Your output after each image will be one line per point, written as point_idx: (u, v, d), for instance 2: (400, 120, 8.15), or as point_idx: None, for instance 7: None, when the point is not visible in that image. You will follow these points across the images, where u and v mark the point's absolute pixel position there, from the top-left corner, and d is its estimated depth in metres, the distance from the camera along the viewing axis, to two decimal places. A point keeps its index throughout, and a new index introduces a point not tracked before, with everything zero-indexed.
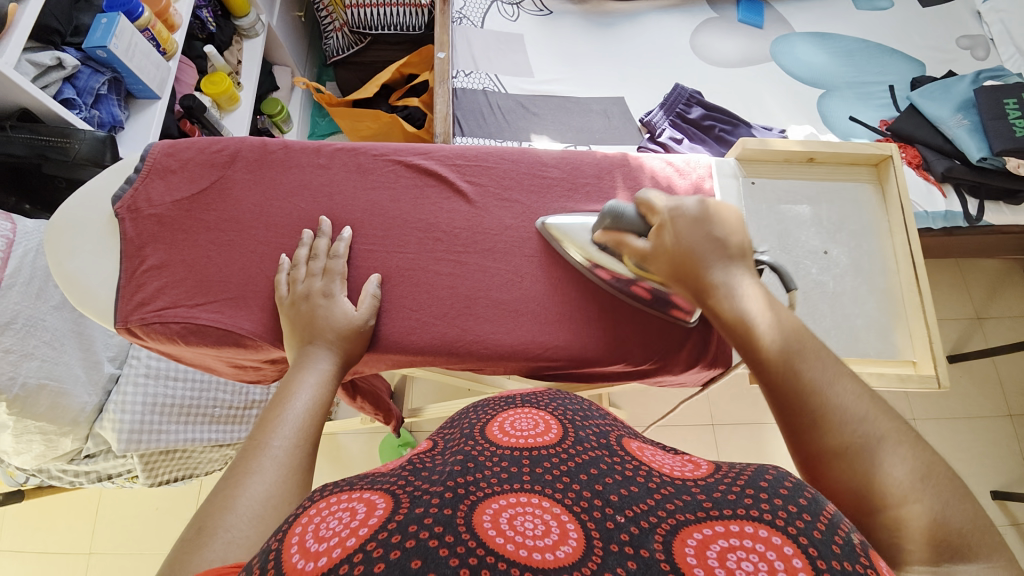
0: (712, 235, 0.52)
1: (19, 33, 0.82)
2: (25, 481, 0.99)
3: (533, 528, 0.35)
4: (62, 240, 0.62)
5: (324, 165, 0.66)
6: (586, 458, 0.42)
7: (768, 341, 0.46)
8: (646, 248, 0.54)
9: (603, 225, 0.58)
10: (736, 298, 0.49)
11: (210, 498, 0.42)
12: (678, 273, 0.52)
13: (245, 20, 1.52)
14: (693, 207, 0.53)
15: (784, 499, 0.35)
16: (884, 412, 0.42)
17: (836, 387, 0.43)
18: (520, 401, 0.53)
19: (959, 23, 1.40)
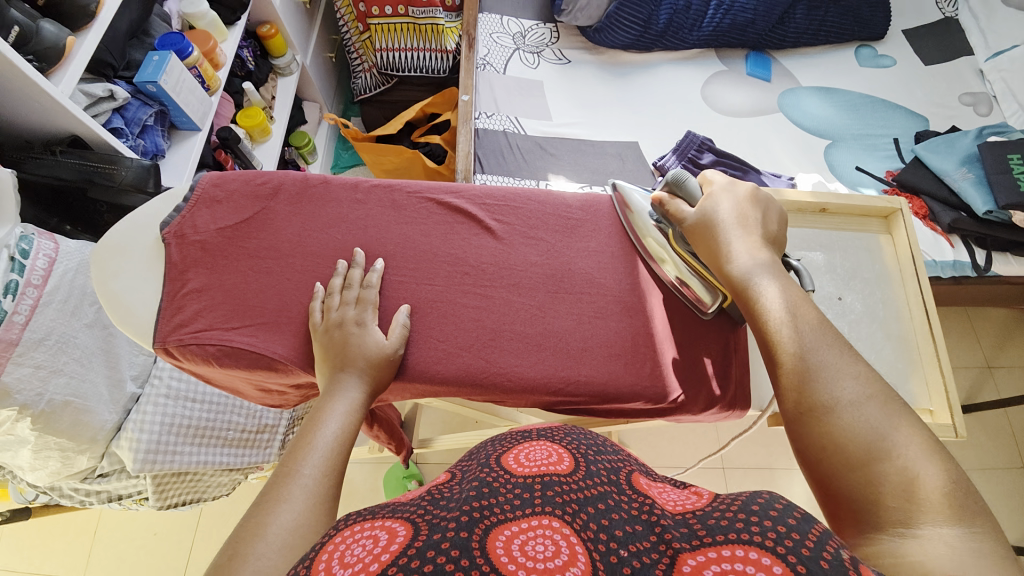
0: (750, 216, 0.60)
1: (75, 66, 0.86)
2: (33, 499, 0.98)
3: (543, 551, 0.37)
4: (109, 261, 0.65)
5: (361, 200, 0.70)
6: (595, 492, 0.44)
7: (780, 307, 0.53)
8: (690, 216, 0.63)
9: (661, 192, 0.66)
10: (760, 264, 0.56)
11: (242, 525, 0.43)
12: (713, 242, 0.60)
13: (282, 59, 1.62)
14: (741, 194, 0.62)
15: (774, 520, 0.37)
16: (867, 382, 0.47)
17: (828, 355, 0.49)
18: (536, 435, 0.54)
19: (961, 81, 1.46)
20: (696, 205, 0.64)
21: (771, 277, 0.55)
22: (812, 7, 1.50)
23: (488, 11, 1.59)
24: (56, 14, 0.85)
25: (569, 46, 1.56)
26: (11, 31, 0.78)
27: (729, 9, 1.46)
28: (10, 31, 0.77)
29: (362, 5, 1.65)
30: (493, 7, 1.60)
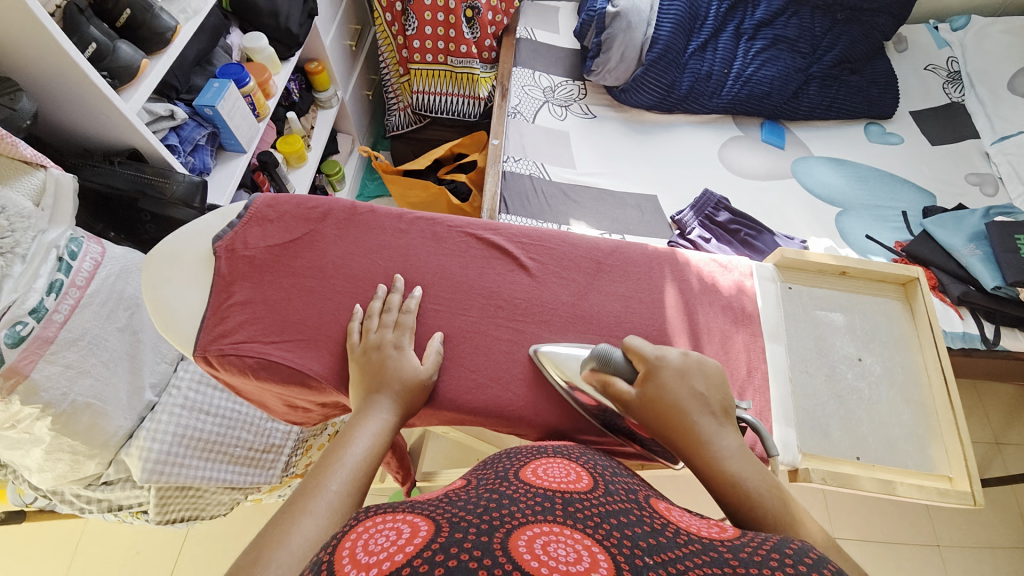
0: (701, 392, 0.56)
1: (146, 84, 0.91)
2: (30, 503, 0.97)
3: (565, 554, 0.36)
4: (160, 269, 0.68)
5: (404, 230, 0.74)
6: (615, 507, 0.45)
7: (756, 502, 0.50)
8: (635, 396, 0.56)
9: (590, 368, 0.59)
10: (728, 456, 0.52)
11: (268, 528, 0.44)
12: (670, 427, 0.54)
13: (324, 94, 1.72)
14: (676, 359, 0.58)
15: (809, 566, 0.37)
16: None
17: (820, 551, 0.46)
18: (552, 451, 0.56)
19: (968, 161, 1.54)
20: (633, 374, 0.58)
21: (735, 461, 0.52)
22: (824, 85, 1.60)
23: (522, 66, 1.70)
24: (132, 34, 0.90)
25: (595, 103, 1.66)
26: (89, 46, 0.82)
27: (747, 81, 1.56)
28: (87, 45, 0.82)
29: (405, 51, 1.77)
30: (527, 63, 1.71)
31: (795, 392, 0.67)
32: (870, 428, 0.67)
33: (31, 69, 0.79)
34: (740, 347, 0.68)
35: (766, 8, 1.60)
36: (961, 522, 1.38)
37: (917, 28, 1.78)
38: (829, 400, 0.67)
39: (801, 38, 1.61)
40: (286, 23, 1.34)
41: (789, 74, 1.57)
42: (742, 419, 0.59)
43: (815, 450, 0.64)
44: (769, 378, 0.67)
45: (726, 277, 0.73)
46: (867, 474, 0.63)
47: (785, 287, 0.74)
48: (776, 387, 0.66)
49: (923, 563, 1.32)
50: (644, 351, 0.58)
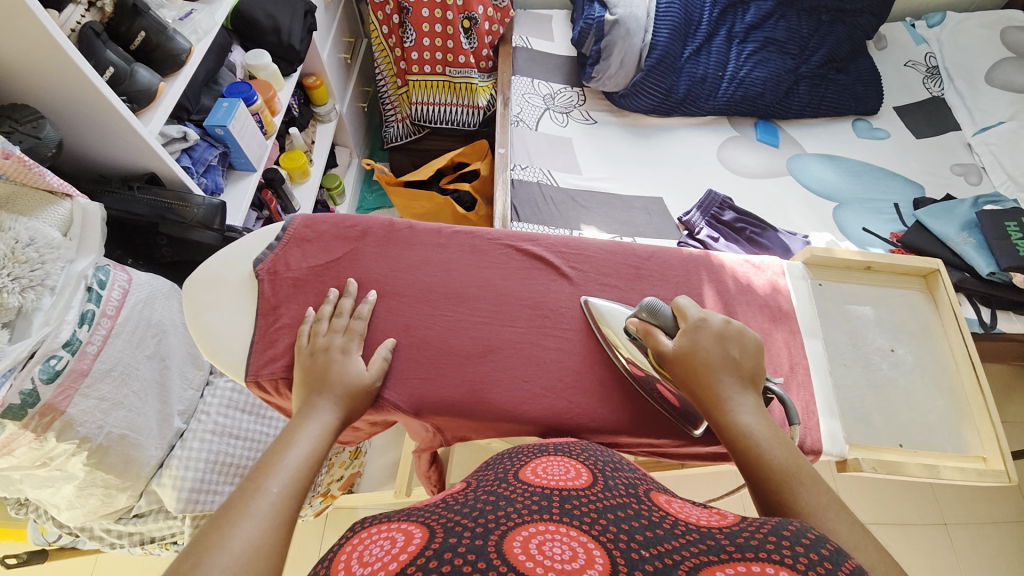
0: (731, 354, 0.58)
1: (164, 108, 0.90)
2: (53, 540, 0.95)
3: (561, 552, 0.38)
4: (202, 294, 0.67)
5: (443, 244, 0.74)
6: (614, 502, 0.46)
7: (767, 456, 0.51)
8: (671, 346, 0.60)
9: (637, 317, 0.64)
10: (743, 412, 0.54)
11: (203, 532, 0.43)
12: (693, 380, 0.57)
13: (323, 108, 1.71)
14: (718, 323, 0.60)
15: (807, 547, 0.37)
16: (874, 543, 0.45)
17: (826, 510, 0.47)
18: (552, 450, 0.58)
19: (952, 153, 1.60)
20: (675, 331, 0.61)
21: (749, 414, 0.54)
22: (814, 84, 1.66)
23: (520, 74, 1.72)
24: (145, 57, 0.88)
25: (595, 108, 1.68)
26: (106, 71, 0.80)
27: (741, 83, 1.61)
28: (105, 70, 0.80)
29: (403, 63, 1.77)
30: (525, 70, 1.73)
31: (834, 384, 0.71)
32: (907, 416, 0.71)
33: (49, 95, 0.77)
34: (781, 343, 0.71)
35: (755, 12, 1.66)
36: (962, 497, 1.45)
37: (895, 27, 1.85)
38: (866, 392, 0.71)
39: (790, 39, 1.66)
40: (289, 39, 1.32)
41: (781, 75, 1.62)
42: (770, 389, 0.61)
43: (860, 440, 0.68)
44: (810, 372, 0.70)
45: (760, 277, 0.76)
46: (912, 460, 0.67)
47: (816, 284, 0.78)
48: (820, 383, 0.69)
49: (935, 542, 1.37)
50: (690, 310, 0.62)
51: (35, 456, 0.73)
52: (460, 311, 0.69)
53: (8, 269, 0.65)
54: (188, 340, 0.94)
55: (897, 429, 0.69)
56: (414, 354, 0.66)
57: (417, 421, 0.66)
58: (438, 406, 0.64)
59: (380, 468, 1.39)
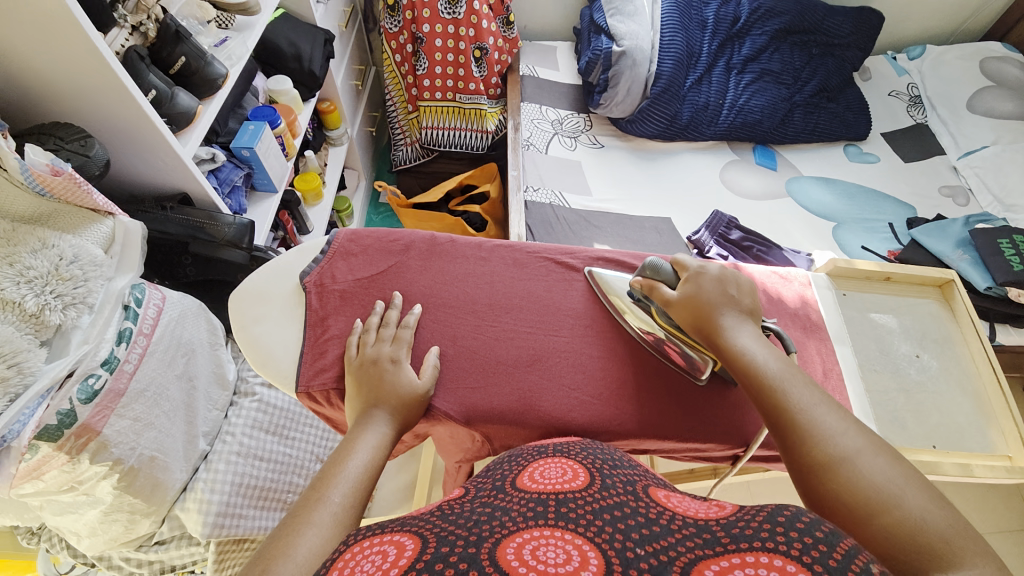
0: (730, 294, 0.65)
1: (201, 129, 0.91)
2: (63, 572, 1.01)
3: (555, 556, 0.37)
4: (250, 307, 0.71)
5: (485, 257, 0.78)
6: (610, 502, 0.45)
7: (764, 368, 0.57)
8: (672, 295, 0.66)
9: (640, 276, 0.71)
10: (742, 337, 0.60)
11: (268, 544, 0.45)
12: (696, 317, 0.64)
13: (336, 132, 1.73)
14: (716, 269, 0.67)
15: (800, 532, 0.37)
16: (858, 428, 0.52)
17: (818, 407, 0.54)
18: (552, 451, 0.57)
19: (940, 175, 1.68)
20: (677, 283, 0.68)
21: (750, 336, 0.61)
22: (808, 112, 1.74)
23: (529, 101, 1.78)
24: (183, 81, 0.91)
25: (601, 133, 1.74)
26: (149, 93, 0.81)
27: (740, 110, 1.69)
28: (147, 92, 0.81)
29: (414, 89, 1.83)
30: (534, 97, 1.79)
31: (867, 390, 0.74)
32: (940, 420, 0.75)
33: (95, 119, 0.80)
34: (814, 352, 0.74)
35: (751, 45, 1.75)
36: (980, 509, 1.43)
37: (879, 59, 1.97)
38: (898, 396, 0.76)
39: (784, 71, 1.76)
40: (310, 66, 1.35)
41: (777, 104, 1.71)
42: (766, 329, 0.66)
43: (897, 442, 0.72)
44: (843, 378, 0.73)
45: (790, 288, 0.79)
46: (946, 459, 0.72)
47: (840, 294, 0.82)
48: (852, 385, 0.72)
49: None
50: (689, 263, 0.69)
51: (64, 480, 0.71)
52: (505, 322, 0.72)
53: (52, 286, 0.64)
54: (214, 359, 0.93)
55: (930, 432, 0.74)
56: (462, 363, 0.69)
57: (465, 430, 0.67)
58: (489, 415, 0.66)
59: (392, 491, 1.33)
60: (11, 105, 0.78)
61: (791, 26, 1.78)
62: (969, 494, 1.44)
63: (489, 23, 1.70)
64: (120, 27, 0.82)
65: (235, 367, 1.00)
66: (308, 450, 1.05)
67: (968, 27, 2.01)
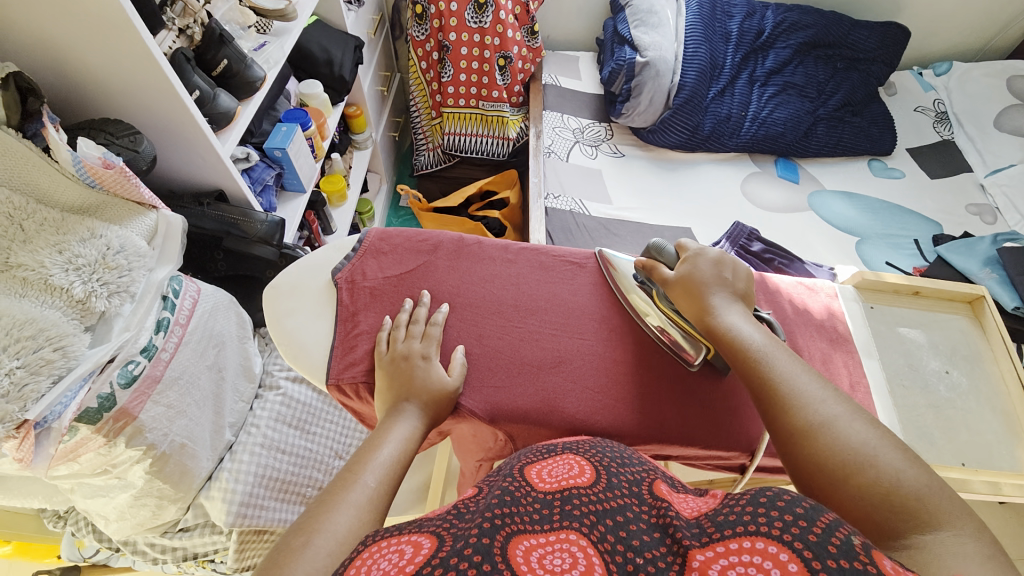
0: (725, 277, 0.68)
1: (239, 128, 0.95)
2: (87, 556, 1.04)
3: (561, 564, 0.37)
4: (284, 301, 0.73)
5: (512, 259, 0.79)
6: (615, 503, 0.44)
7: (749, 342, 0.59)
8: (672, 274, 0.70)
9: (644, 257, 0.75)
10: (731, 315, 0.62)
11: (302, 518, 0.47)
12: (693, 296, 0.66)
13: (361, 135, 1.76)
14: (714, 253, 0.70)
15: (781, 510, 0.37)
16: (839, 398, 0.53)
17: (798, 377, 0.55)
18: (560, 449, 0.55)
19: (967, 193, 1.65)
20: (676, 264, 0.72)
21: (739, 314, 0.63)
22: (832, 126, 1.73)
23: (551, 109, 1.80)
24: (224, 82, 0.94)
25: (622, 142, 1.76)
26: (193, 93, 0.85)
27: (763, 123, 1.69)
28: (192, 92, 0.84)
29: (438, 96, 1.86)
30: (556, 106, 1.81)
31: (894, 404, 0.74)
32: (968, 437, 0.75)
33: (143, 117, 0.83)
34: (840, 364, 0.73)
35: (775, 58, 1.76)
36: (1004, 535, 1.38)
37: (905, 75, 1.96)
38: (927, 411, 0.75)
39: (808, 84, 1.76)
40: (340, 71, 1.39)
41: (800, 117, 1.70)
42: (760, 317, 0.67)
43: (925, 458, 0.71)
44: (870, 392, 0.72)
45: (816, 299, 0.80)
46: (974, 477, 0.71)
47: (867, 306, 0.82)
48: (879, 399, 0.72)
49: None
50: (690, 245, 0.73)
51: (99, 463, 0.74)
52: (530, 324, 0.73)
53: (99, 274, 0.67)
54: (242, 352, 0.96)
55: (958, 449, 0.73)
56: (488, 362, 0.70)
57: (489, 429, 0.68)
58: (514, 414, 0.67)
59: (407, 492, 1.32)
60: (66, 103, 0.82)
61: (816, 40, 1.78)
62: (994, 517, 1.40)
63: (514, 32, 1.73)
64: (168, 29, 0.85)
65: (261, 361, 1.03)
66: (328, 445, 1.06)
67: (997, 44, 1.99)
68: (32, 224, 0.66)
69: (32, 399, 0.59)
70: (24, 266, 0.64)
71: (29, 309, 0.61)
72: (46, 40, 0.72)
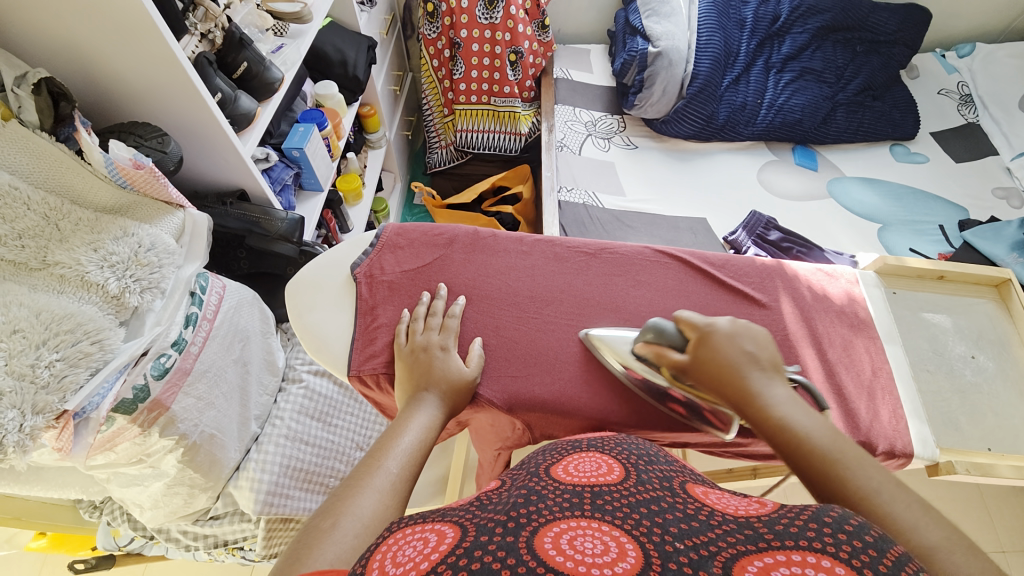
0: (751, 352, 0.61)
1: (259, 128, 0.97)
2: (123, 544, 1.09)
3: (593, 547, 0.36)
4: (306, 296, 0.75)
5: (526, 251, 0.80)
6: (648, 496, 0.44)
7: (813, 443, 0.52)
8: (685, 358, 0.61)
9: (644, 340, 0.66)
10: (780, 405, 0.56)
11: (328, 502, 0.48)
12: (722, 385, 0.59)
13: (375, 135, 1.79)
14: (725, 326, 0.63)
15: (850, 536, 0.35)
16: (939, 522, 0.45)
17: (882, 492, 0.47)
18: (586, 446, 0.56)
19: (995, 176, 1.60)
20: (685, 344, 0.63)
21: (785, 405, 0.56)
22: (852, 111, 1.69)
23: (562, 103, 1.80)
24: (244, 84, 0.97)
25: (635, 134, 1.74)
26: (215, 95, 0.87)
27: (780, 110, 1.66)
28: (214, 95, 0.87)
29: (450, 93, 1.87)
30: (567, 99, 1.81)
31: (918, 389, 0.73)
32: (997, 423, 0.73)
33: (169, 121, 0.86)
34: (862, 350, 0.73)
35: (791, 43, 1.72)
36: None
37: (927, 57, 1.90)
38: (953, 396, 0.74)
39: (826, 69, 1.72)
40: (354, 71, 1.41)
41: (818, 103, 1.67)
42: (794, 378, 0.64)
43: (951, 444, 0.70)
44: (894, 377, 0.71)
45: (835, 285, 0.79)
46: (1002, 463, 0.70)
47: (889, 292, 0.81)
48: (902, 385, 0.71)
49: None
50: (692, 319, 0.64)
51: (134, 452, 0.77)
52: (546, 314, 0.74)
53: (132, 271, 0.71)
54: (266, 347, 0.99)
55: (987, 435, 0.71)
56: (505, 353, 0.71)
57: (507, 418, 0.69)
58: (531, 403, 0.68)
59: (426, 484, 1.32)
60: (97, 109, 0.86)
61: (834, 24, 1.74)
62: None
63: (525, 27, 1.73)
64: (191, 34, 0.88)
65: (284, 355, 1.06)
66: (349, 438, 1.08)
67: (1023, 23, 1.92)
68: (67, 224, 0.69)
69: (71, 390, 0.62)
70: (61, 264, 0.67)
71: (67, 305, 0.65)
72: (79, 49, 0.76)
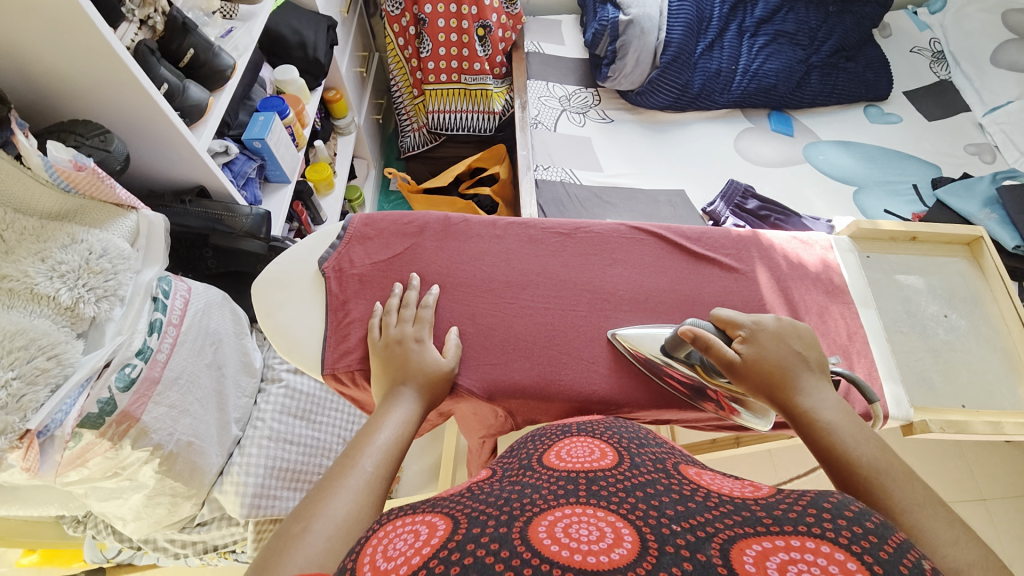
0: (800, 351, 0.61)
1: (213, 120, 0.92)
2: (111, 556, 1.07)
3: (588, 534, 0.36)
4: (273, 295, 0.72)
5: (500, 235, 0.78)
6: (643, 479, 0.43)
7: (854, 450, 0.52)
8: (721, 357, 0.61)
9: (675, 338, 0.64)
10: (826, 410, 0.56)
11: (304, 503, 0.47)
12: (771, 380, 0.59)
13: (343, 120, 1.72)
14: (771, 323, 0.63)
15: (849, 520, 0.35)
16: (973, 543, 0.43)
17: (918, 508, 0.46)
18: (577, 430, 0.56)
19: (967, 133, 1.61)
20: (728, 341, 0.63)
21: (835, 410, 0.56)
22: (825, 73, 1.67)
23: (535, 78, 1.74)
24: (193, 73, 0.91)
25: (611, 107, 1.71)
26: (161, 87, 0.82)
27: (754, 75, 1.63)
28: (160, 86, 0.82)
29: (419, 73, 1.80)
30: (539, 74, 1.75)
31: (893, 351, 0.74)
32: (969, 379, 0.75)
33: (111, 116, 0.81)
34: (838, 316, 0.73)
35: (763, 6, 1.69)
36: (1006, 472, 1.40)
37: (899, 14, 1.88)
38: (926, 355, 0.75)
39: (799, 31, 1.69)
40: (314, 53, 1.34)
41: (792, 66, 1.64)
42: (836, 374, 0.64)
43: (925, 403, 0.71)
44: (869, 340, 0.72)
45: (811, 252, 0.79)
46: (976, 417, 0.71)
47: (864, 256, 0.81)
48: (877, 348, 0.72)
49: (994, 523, 1.33)
50: (733, 319, 0.64)
51: (108, 466, 0.75)
52: (523, 298, 0.72)
53: (85, 280, 0.67)
54: (240, 349, 0.96)
55: (960, 391, 0.73)
56: (482, 341, 0.69)
57: (488, 406, 0.68)
58: (511, 390, 0.67)
59: (417, 472, 1.32)
60: (31, 107, 0.80)
61: None
62: (995, 456, 1.42)
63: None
64: (129, 21, 0.81)
65: (260, 355, 1.03)
66: (336, 433, 1.07)
67: None
68: (11, 234, 0.65)
69: (31, 409, 0.60)
70: (8, 277, 0.63)
71: (18, 320, 0.61)
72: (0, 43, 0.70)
